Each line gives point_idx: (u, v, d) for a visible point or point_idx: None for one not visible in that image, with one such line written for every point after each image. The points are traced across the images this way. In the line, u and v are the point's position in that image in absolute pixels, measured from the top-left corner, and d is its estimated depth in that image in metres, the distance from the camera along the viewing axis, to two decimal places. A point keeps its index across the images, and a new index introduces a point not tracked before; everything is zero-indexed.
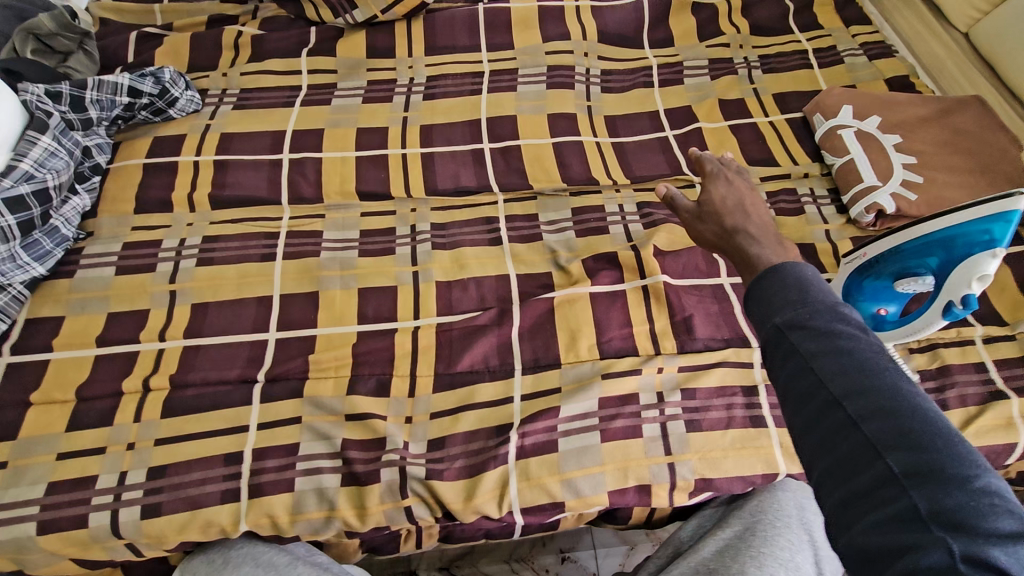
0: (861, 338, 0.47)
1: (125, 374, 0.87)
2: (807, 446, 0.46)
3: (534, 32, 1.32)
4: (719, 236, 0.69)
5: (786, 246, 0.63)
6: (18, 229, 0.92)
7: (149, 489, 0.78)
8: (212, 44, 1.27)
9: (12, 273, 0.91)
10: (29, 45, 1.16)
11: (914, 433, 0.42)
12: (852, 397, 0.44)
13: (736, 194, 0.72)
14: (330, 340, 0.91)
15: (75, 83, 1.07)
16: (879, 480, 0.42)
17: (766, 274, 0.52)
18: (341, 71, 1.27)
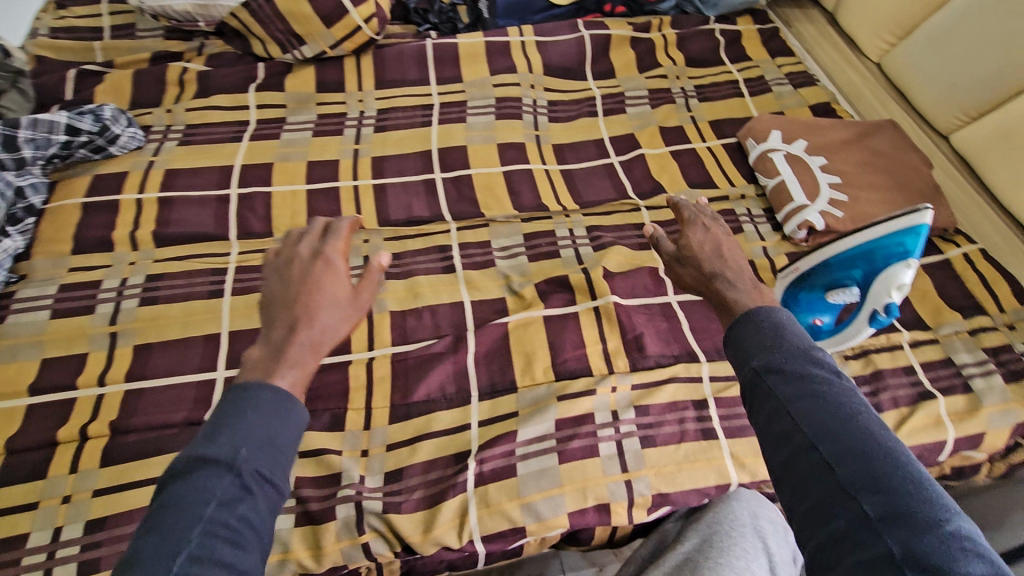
0: (833, 381, 0.51)
1: (61, 421, 0.83)
2: (787, 488, 0.49)
3: (482, 65, 1.37)
4: (698, 281, 0.71)
5: (761, 290, 0.66)
6: None
7: (86, 544, 0.74)
8: (156, 80, 1.26)
9: None
10: None
11: (885, 476, 0.45)
12: (826, 439, 0.48)
13: (713, 238, 0.74)
14: None
15: (7, 122, 1.04)
16: (854, 523, 0.44)
17: (744, 319, 0.57)
18: (291, 105, 1.27)
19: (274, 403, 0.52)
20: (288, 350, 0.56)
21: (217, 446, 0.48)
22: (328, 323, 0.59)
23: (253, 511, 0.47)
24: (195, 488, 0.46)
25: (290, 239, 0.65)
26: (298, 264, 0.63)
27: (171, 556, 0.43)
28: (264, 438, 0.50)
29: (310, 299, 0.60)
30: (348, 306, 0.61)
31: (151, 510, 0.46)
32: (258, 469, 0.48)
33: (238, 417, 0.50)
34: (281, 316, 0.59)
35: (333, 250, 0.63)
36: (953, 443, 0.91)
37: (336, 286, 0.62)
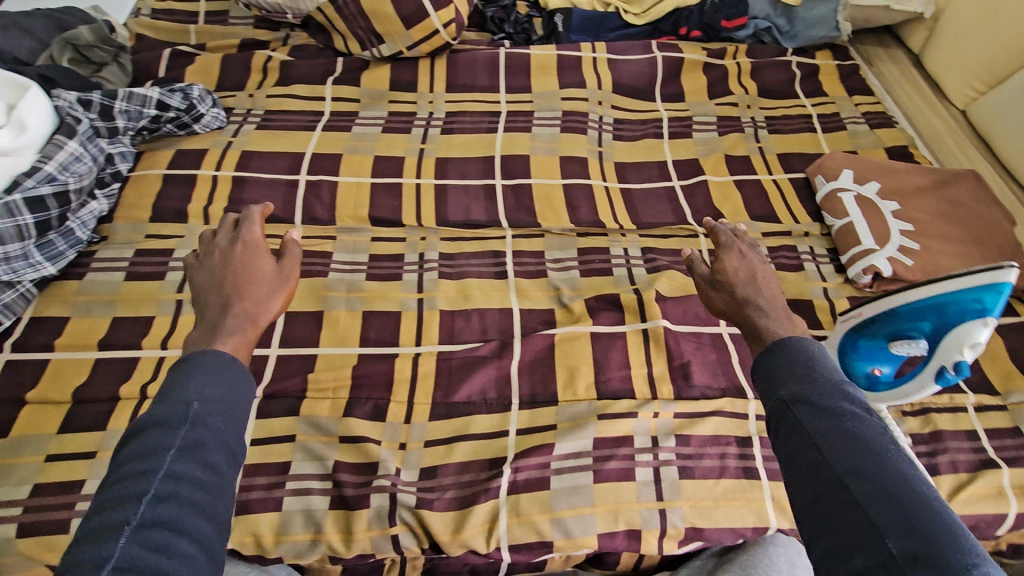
0: (863, 419, 0.54)
1: (125, 377, 0.87)
2: (812, 521, 0.51)
3: (552, 78, 1.38)
4: (729, 306, 0.72)
5: (793, 321, 0.68)
6: (34, 229, 0.93)
7: None
8: (243, 66, 1.32)
9: (23, 271, 0.92)
10: (67, 55, 1.20)
11: (914, 519, 0.47)
12: (853, 476, 0.50)
13: (748, 265, 0.75)
14: (331, 360, 0.91)
15: (106, 93, 1.11)
16: (879, 562, 0.46)
17: (776, 349, 0.61)
18: (364, 100, 1.32)
19: (217, 364, 0.58)
20: (224, 321, 0.65)
21: (171, 406, 0.54)
22: (259, 295, 0.68)
23: (214, 460, 0.53)
24: (155, 441, 0.52)
25: (206, 236, 0.75)
26: (221, 253, 0.72)
27: (137, 501, 0.48)
28: (218, 396, 0.56)
29: (236, 280, 0.69)
30: (274, 281, 0.71)
31: (116, 464, 0.52)
32: (210, 422, 0.54)
33: (185, 380, 0.56)
34: (214, 297, 0.68)
35: (249, 231, 0.73)
36: (1015, 518, 0.85)
37: (261, 265, 0.71)
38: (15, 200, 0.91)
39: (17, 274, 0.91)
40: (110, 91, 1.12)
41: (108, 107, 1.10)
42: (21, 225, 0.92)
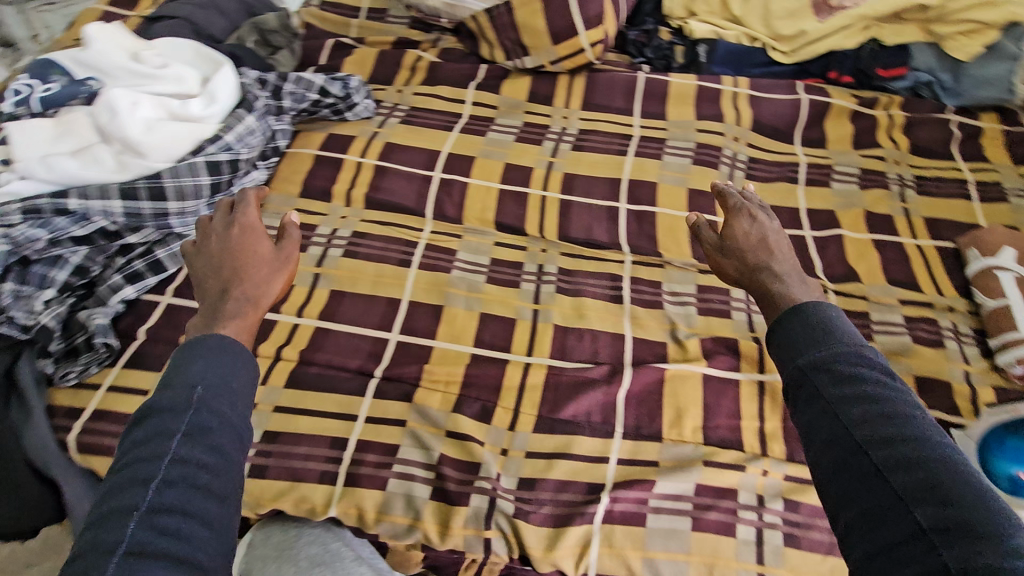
0: (884, 387, 0.55)
1: (262, 337, 0.94)
2: (837, 493, 0.52)
3: (688, 108, 1.36)
4: (741, 271, 0.78)
5: (805, 283, 0.73)
6: (208, 189, 1.01)
7: (260, 450, 0.83)
8: (395, 62, 1.41)
9: (192, 226, 1.00)
10: (252, 37, 1.34)
11: (940, 486, 0.47)
12: (875, 444, 0.51)
13: (758, 230, 0.80)
14: (446, 354, 0.94)
15: (280, 76, 1.23)
16: (906, 531, 0.47)
17: (794, 318, 0.62)
18: (501, 108, 1.36)
19: (218, 351, 0.59)
20: (226, 305, 0.69)
21: (177, 390, 0.55)
22: (258, 280, 0.72)
23: (220, 443, 0.54)
24: (162, 427, 0.53)
25: (202, 222, 0.78)
26: (219, 238, 0.76)
27: (144, 487, 0.50)
28: (221, 379, 0.57)
29: (234, 265, 0.73)
30: (273, 266, 0.75)
31: (121, 451, 0.53)
32: (215, 409, 0.55)
33: (192, 362, 0.57)
34: (213, 282, 0.72)
35: (244, 215, 0.78)
36: None
37: (259, 250, 0.75)
38: (198, 162, 0.99)
39: (187, 228, 1.00)
40: (283, 74, 1.23)
41: (278, 88, 1.22)
42: (198, 184, 0.99)
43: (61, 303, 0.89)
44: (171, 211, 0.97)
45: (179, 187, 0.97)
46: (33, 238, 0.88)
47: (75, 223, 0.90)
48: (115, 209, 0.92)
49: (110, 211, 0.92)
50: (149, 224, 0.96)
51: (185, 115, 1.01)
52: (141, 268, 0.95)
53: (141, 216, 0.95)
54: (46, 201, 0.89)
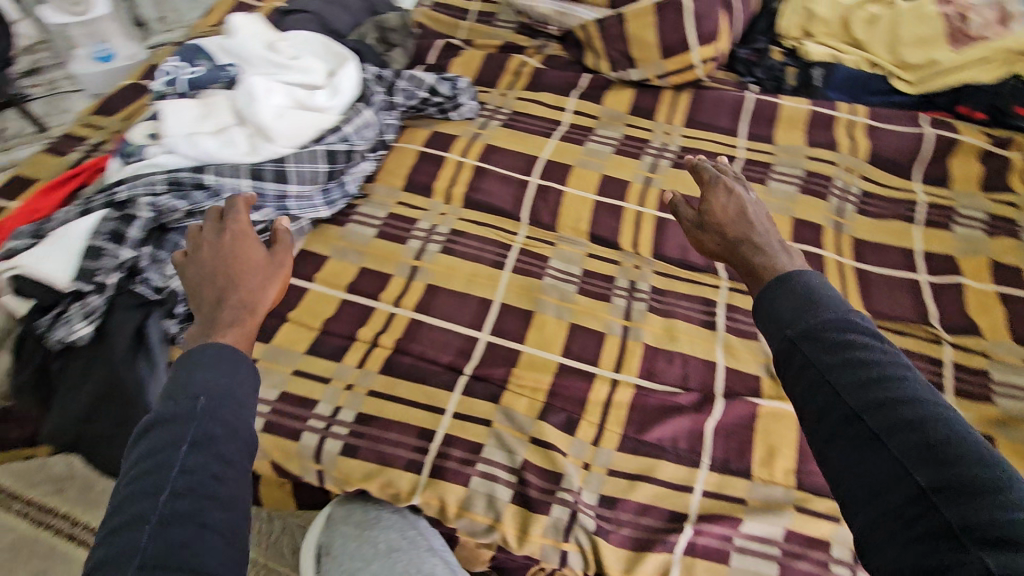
0: (875, 350, 0.56)
1: (361, 322, 0.97)
2: (836, 462, 0.53)
3: (799, 133, 1.30)
4: (722, 245, 0.81)
5: (787, 253, 0.75)
6: (324, 177, 1.06)
7: (353, 431, 0.86)
8: (500, 66, 1.43)
9: (306, 210, 1.06)
10: (372, 35, 1.39)
11: (936, 448, 0.49)
12: (869, 411, 0.52)
13: (734, 202, 0.83)
14: (534, 360, 0.94)
15: (395, 73, 1.27)
16: (909, 495, 0.48)
17: (779, 288, 0.63)
18: (602, 119, 1.34)
19: (217, 360, 0.60)
20: (222, 313, 0.68)
21: (179, 400, 0.55)
22: (252, 287, 0.72)
23: (226, 451, 0.54)
24: (165, 439, 0.53)
25: (193, 232, 0.77)
26: (211, 246, 0.75)
27: (153, 500, 0.50)
28: (221, 389, 0.57)
29: (225, 274, 0.73)
30: (267, 270, 0.75)
31: (128, 465, 0.53)
32: (219, 417, 0.55)
33: (192, 374, 0.58)
34: (207, 292, 0.71)
35: (237, 226, 0.77)
36: None
37: (253, 254, 0.75)
38: (319, 150, 1.05)
39: (301, 211, 1.05)
40: (398, 71, 1.28)
41: (393, 85, 1.26)
42: (316, 171, 1.05)
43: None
44: (291, 194, 1.03)
45: (300, 172, 1.03)
46: (172, 208, 0.94)
47: (209, 197, 0.97)
48: (244, 186, 0.99)
49: (239, 188, 0.98)
50: (270, 204, 1.02)
51: (311, 105, 1.07)
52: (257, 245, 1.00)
53: (264, 195, 1.01)
54: (187, 174, 0.96)
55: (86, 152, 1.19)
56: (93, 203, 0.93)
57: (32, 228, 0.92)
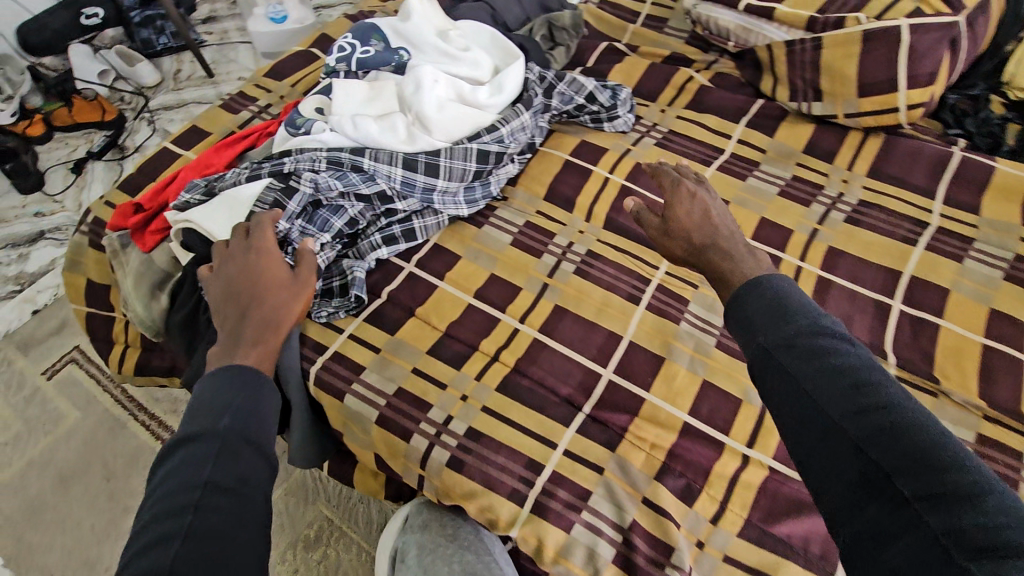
0: (850, 355, 0.56)
1: (483, 333, 0.94)
2: (818, 471, 0.53)
3: (1014, 207, 1.09)
4: (689, 251, 0.84)
5: (752, 256, 0.77)
6: (472, 175, 1.04)
7: (461, 444, 0.84)
8: (664, 79, 1.33)
9: (448, 206, 1.04)
10: (541, 32, 1.34)
11: (920, 455, 0.48)
12: (848, 418, 0.52)
13: (697, 207, 0.87)
14: (658, 413, 0.87)
15: (557, 75, 1.21)
16: (894, 505, 0.48)
17: (752, 294, 0.63)
18: (770, 153, 1.21)
19: (236, 382, 0.70)
20: (246, 330, 0.78)
21: (205, 420, 0.65)
22: (274, 306, 0.81)
23: (245, 465, 0.64)
24: (192, 457, 0.62)
25: (221, 248, 0.87)
26: (239, 261, 0.85)
27: (183, 512, 0.58)
28: (239, 406, 0.68)
29: (252, 289, 0.82)
30: (290, 288, 0.84)
31: (156, 484, 0.62)
32: (240, 434, 0.65)
33: (214, 395, 0.68)
34: (233, 309, 0.80)
35: (261, 240, 0.86)
36: None
37: (277, 272, 0.85)
38: (472, 148, 1.02)
39: (443, 206, 1.04)
40: (559, 74, 1.22)
41: (552, 87, 1.20)
42: (466, 169, 1.02)
43: (332, 248, 0.97)
44: (438, 188, 1.01)
45: (451, 168, 1.01)
46: (328, 187, 0.95)
47: (363, 181, 0.97)
48: (396, 175, 0.99)
49: (390, 177, 0.98)
50: (416, 195, 1.01)
51: (472, 100, 1.05)
52: (397, 232, 1.02)
53: (413, 187, 1.00)
54: (347, 156, 0.97)
55: (255, 113, 1.25)
56: (260, 170, 0.96)
57: (205, 184, 0.97)
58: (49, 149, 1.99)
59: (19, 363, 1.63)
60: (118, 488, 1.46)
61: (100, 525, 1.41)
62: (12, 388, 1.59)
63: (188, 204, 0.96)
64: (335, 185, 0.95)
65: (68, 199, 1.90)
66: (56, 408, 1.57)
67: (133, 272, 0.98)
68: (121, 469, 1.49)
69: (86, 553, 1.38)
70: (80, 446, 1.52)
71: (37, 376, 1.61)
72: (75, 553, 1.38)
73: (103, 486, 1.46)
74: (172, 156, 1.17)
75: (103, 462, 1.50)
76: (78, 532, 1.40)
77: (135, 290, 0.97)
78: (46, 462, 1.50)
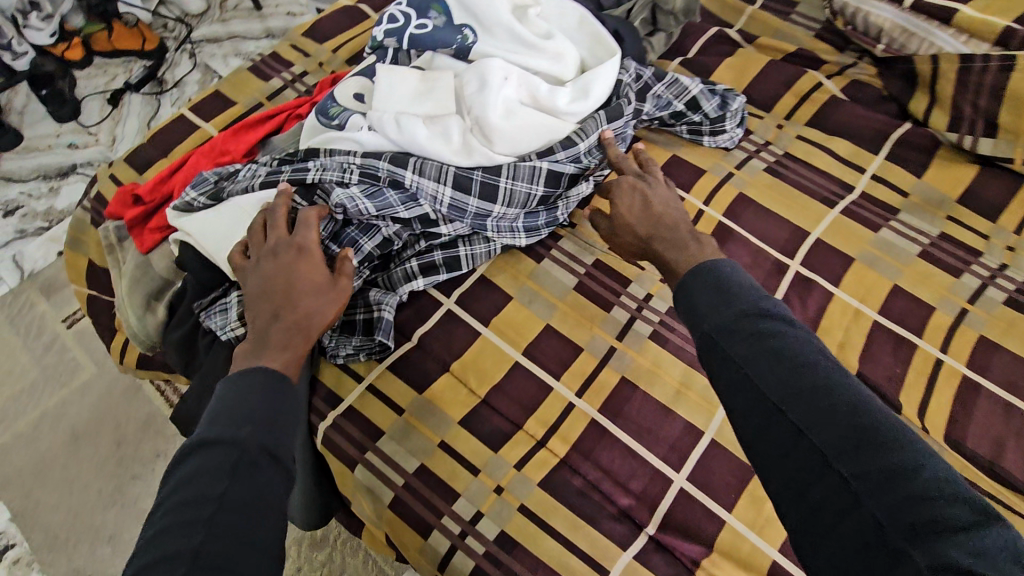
0: (792, 333, 0.52)
1: (531, 406, 0.76)
2: (761, 458, 0.50)
3: None
4: (636, 247, 0.75)
5: (696, 240, 0.70)
6: (536, 201, 0.85)
7: (490, 554, 0.69)
8: (786, 82, 1.07)
9: (503, 234, 0.85)
10: (641, 14, 1.08)
11: (859, 437, 0.46)
12: (789, 402, 0.49)
13: (641, 195, 0.76)
14: (740, 547, 0.69)
15: (656, 73, 0.97)
16: (837, 491, 0.45)
17: (695, 276, 0.59)
18: (914, 197, 0.95)
19: (266, 385, 0.58)
20: (273, 339, 0.63)
21: (225, 422, 0.53)
22: (309, 309, 0.66)
23: (267, 480, 0.52)
24: (207, 463, 0.50)
25: (257, 236, 0.72)
26: (274, 254, 0.69)
27: (190, 531, 0.46)
28: (263, 408, 0.56)
29: (284, 293, 0.66)
30: (328, 293, 0.68)
31: (161, 494, 0.50)
32: (265, 445, 0.53)
33: (237, 390, 0.56)
34: (263, 308, 0.66)
35: (308, 228, 0.71)
36: None
37: (316, 274, 0.69)
38: (542, 168, 0.83)
39: (497, 234, 0.84)
40: (658, 71, 0.97)
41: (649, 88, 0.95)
42: (530, 194, 0.83)
43: (358, 276, 0.79)
44: (494, 214, 0.82)
45: (512, 191, 0.82)
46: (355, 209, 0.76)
47: (402, 201, 0.79)
48: (443, 196, 0.80)
49: (435, 198, 0.79)
50: (466, 221, 0.82)
51: (547, 105, 0.85)
52: (438, 260, 0.82)
53: (463, 212, 0.81)
54: (384, 168, 0.79)
55: (287, 82, 1.05)
56: (278, 173, 0.79)
57: (216, 180, 0.81)
58: (88, 76, 1.78)
59: (41, 306, 1.44)
60: (127, 455, 1.30)
61: (108, 490, 1.27)
62: (31, 331, 1.41)
63: (193, 203, 0.80)
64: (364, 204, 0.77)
65: (102, 130, 1.70)
66: (73, 358, 1.39)
67: (128, 276, 0.83)
68: (132, 435, 1.32)
69: (91, 520, 1.24)
70: (95, 405, 1.34)
71: (57, 323, 1.42)
72: (81, 519, 1.24)
73: (112, 451, 1.30)
74: (188, 127, 0.99)
75: (113, 425, 1.33)
76: (85, 497, 1.26)
77: (128, 298, 0.83)
78: (59, 418, 1.33)
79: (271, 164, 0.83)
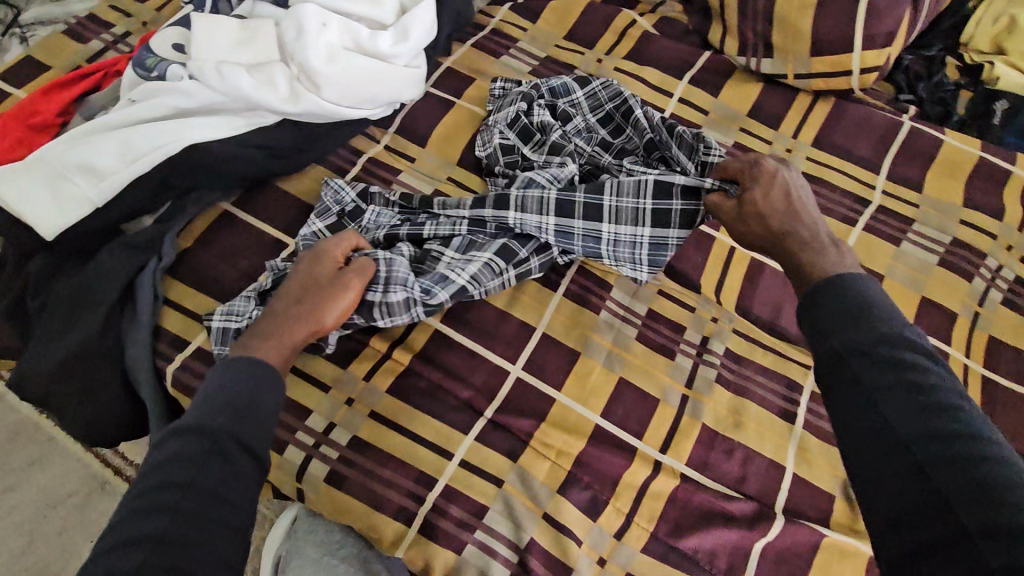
0: (933, 374, 0.50)
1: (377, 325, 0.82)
2: (872, 486, 0.49)
3: (958, 184, 1.02)
4: (765, 237, 0.71)
5: (837, 246, 0.67)
6: (648, 215, 0.83)
7: (343, 457, 0.75)
8: (604, 21, 1.17)
9: (629, 261, 0.85)
10: None
11: (986, 486, 0.44)
12: (920, 440, 0.48)
13: (778, 191, 0.73)
14: (566, 418, 0.79)
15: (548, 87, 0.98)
16: (948, 537, 0.44)
17: (833, 286, 0.57)
18: (713, 115, 1.09)
19: (250, 377, 0.60)
20: (276, 322, 0.70)
21: (206, 412, 0.56)
22: (314, 307, 0.72)
23: (239, 464, 0.54)
24: (180, 450, 0.53)
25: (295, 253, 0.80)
26: (304, 266, 0.76)
27: (156, 509, 0.50)
28: (242, 401, 0.57)
29: (299, 294, 0.73)
30: (335, 288, 0.74)
31: (140, 475, 0.53)
32: (238, 434, 0.55)
33: (221, 385, 0.58)
34: (278, 302, 0.73)
35: (336, 245, 0.78)
36: None
37: (325, 270, 0.75)
38: (648, 180, 0.83)
39: (619, 261, 0.85)
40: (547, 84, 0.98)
41: (553, 107, 0.98)
42: (641, 209, 0.83)
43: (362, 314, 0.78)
44: (605, 234, 0.84)
45: (618, 207, 0.84)
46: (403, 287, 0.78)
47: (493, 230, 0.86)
48: (548, 224, 0.84)
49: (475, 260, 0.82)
50: (577, 246, 0.85)
51: (371, 49, 0.90)
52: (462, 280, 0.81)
53: (571, 235, 0.84)
54: (490, 214, 0.84)
55: (108, 44, 1.02)
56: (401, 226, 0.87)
57: (339, 212, 0.88)
58: None
59: None
60: None
61: None
62: None
63: (320, 233, 0.86)
64: (447, 259, 0.84)
65: None
66: None
67: None
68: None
69: None
70: None
71: None
72: None
73: None
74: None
75: None
76: None
77: None
78: None
79: (393, 202, 0.90)
